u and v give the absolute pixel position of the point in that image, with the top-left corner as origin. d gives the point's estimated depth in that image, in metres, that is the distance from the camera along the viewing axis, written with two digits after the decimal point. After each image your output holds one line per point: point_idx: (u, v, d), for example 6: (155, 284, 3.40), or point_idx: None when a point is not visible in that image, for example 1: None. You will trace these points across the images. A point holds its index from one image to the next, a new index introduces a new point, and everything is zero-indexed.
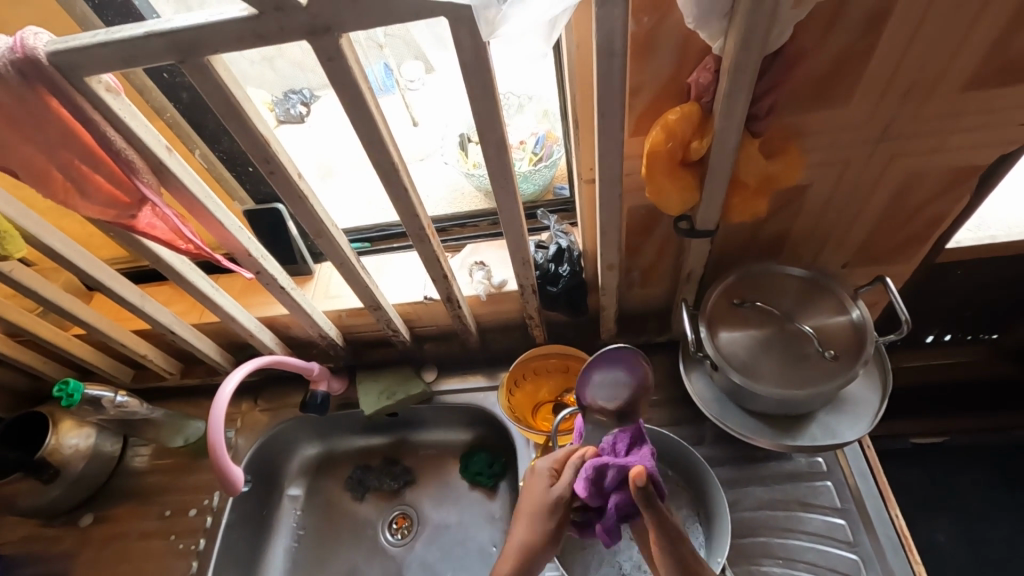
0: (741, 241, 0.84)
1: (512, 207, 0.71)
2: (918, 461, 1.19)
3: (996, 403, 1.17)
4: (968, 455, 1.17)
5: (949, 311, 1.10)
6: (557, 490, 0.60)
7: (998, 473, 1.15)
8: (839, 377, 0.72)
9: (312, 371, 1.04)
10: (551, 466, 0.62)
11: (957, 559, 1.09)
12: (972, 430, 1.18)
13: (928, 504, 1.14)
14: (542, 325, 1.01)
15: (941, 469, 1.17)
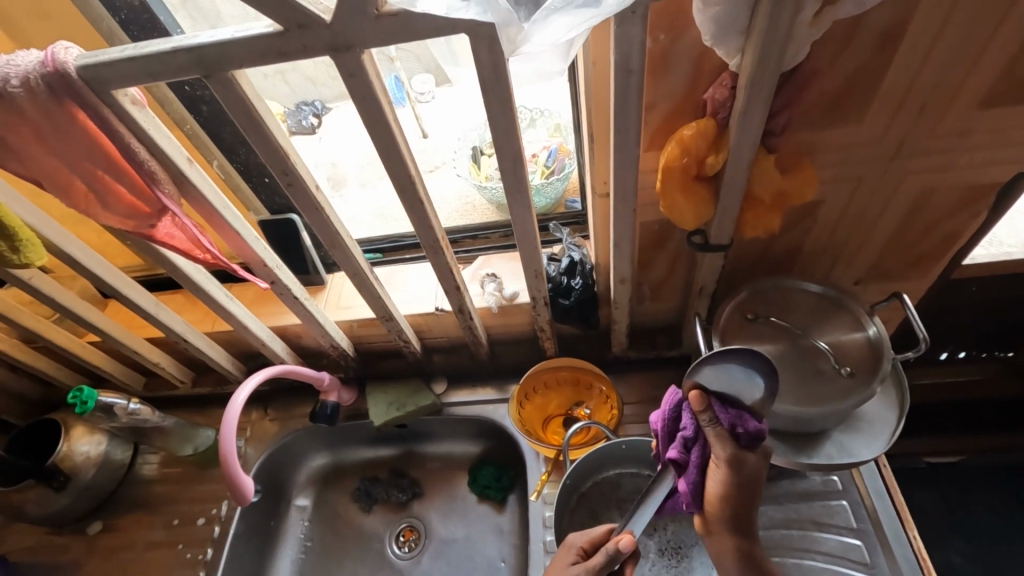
0: (753, 257, 0.84)
1: (526, 220, 0.72)
2: (932, 480, 1.17)
3: (1013, 423, 1.15)
4: (985, 475, 1.15)
5: (961, 327, 1.09)
6: (575, 568, 0.65)
7: (1015, 493, 1.13)
8: (856, 394, 0.71)
9: (323, 380, 1.04)
10: (580, 544, 0.70)
11: None
12: (988, 450, 1.16)
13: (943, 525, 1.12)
14: (554, 338, 1.00)
15: (956, 489, 1.15)
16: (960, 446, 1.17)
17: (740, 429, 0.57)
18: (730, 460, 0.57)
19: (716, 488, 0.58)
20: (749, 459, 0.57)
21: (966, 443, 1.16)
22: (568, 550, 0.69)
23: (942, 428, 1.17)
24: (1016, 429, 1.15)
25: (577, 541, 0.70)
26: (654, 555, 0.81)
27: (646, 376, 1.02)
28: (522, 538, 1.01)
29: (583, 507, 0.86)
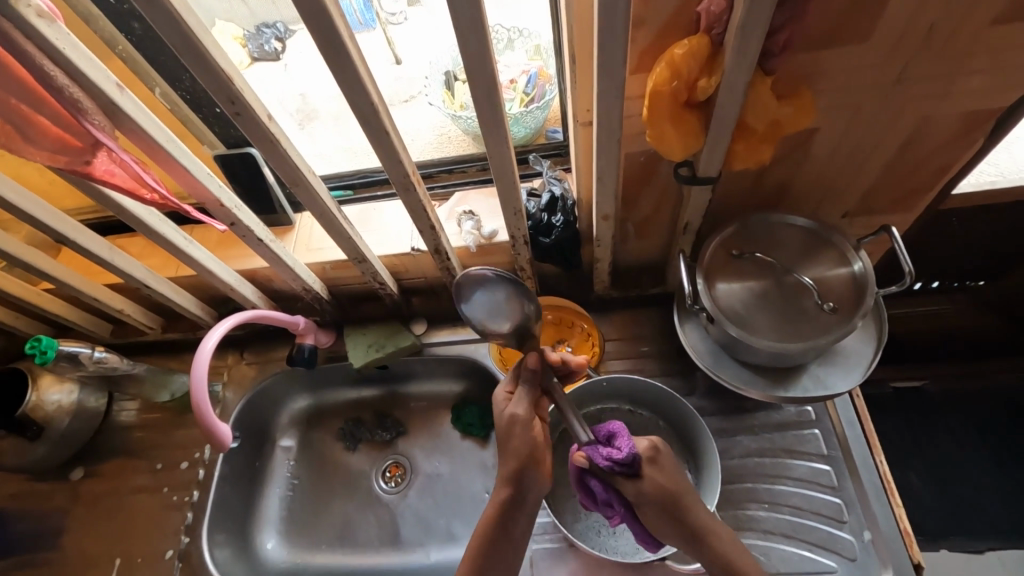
0: (742, 191, 0.80)
1: (502, 153, 0.66)
2: (898, 405, 1.20)
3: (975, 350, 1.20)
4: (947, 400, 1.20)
5: (935, 258, 1.11)
6: (509, 410, 0.70)
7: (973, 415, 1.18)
8: (837, 329, 0.70)
9: (298, 325, 1.01)
10: (508, 388, 0.73)
11: (927, 497, 1.13)
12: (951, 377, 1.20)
13: (905, 447, 1.17)
14: (535, 277, 0.98)
15: (917, 414, 1.18)
16: (925, 373, 1.21)
17: (615, 462, 0.63)
18: (635, 497, 0.64)
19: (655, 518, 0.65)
20: (644, 482, 0.63)
21: (931, 370, 1.20)
22: (500, 401, 0.72)
23: (908, 356, 1.22)
24: (977, 356, 1.20)
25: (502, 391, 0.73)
26: None
27: (628, 314, 1.01)
28: None
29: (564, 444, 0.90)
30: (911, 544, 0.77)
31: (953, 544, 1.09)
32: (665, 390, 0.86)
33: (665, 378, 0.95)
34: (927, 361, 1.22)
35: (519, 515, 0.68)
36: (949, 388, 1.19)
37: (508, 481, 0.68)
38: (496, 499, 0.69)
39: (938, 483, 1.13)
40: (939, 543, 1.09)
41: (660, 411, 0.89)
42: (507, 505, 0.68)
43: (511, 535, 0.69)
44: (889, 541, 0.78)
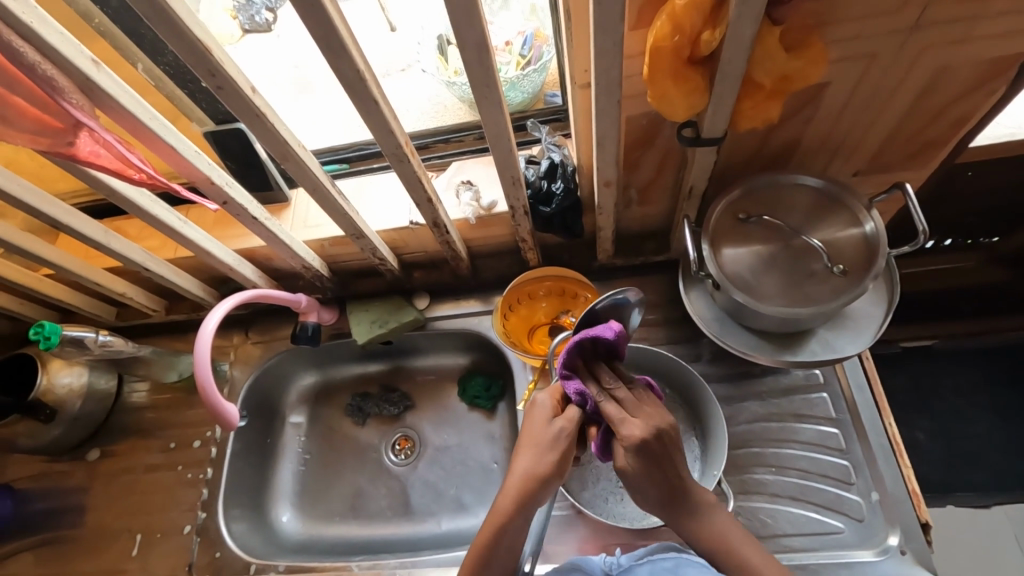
0: (747, 151, 0.77)
1: (497, 120, 0.63)
2: (906, 365, 1.20)
3: (985, 306, 1.18)
4: (954, 358, 1.19)
5: (944, 213, 1.09)
6: (560, 424, 0.66)
7: (982, 372, 1.17)
8: (846, 293, 0.69)
9: (300, 303, 1.01)
10: (551, 400, 0.68)
11: (932, 453, 1.13)
12: (959, 334, 1.19)
13: (912, 406, 1.17)
14: (536, 248, 0.96)
15: (926, 372, 1.18)
16: (932, 331, 1.20)
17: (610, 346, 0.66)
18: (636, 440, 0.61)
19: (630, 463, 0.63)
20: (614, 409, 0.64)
21: (940, 327, 1.19)
22: (540, 411, 0.68)
23: (916, 314, 1.20)
24: (985, 313, 1.19)
25: (546, 399, 0.68)
26: None
27: (632, 282, 1.00)
28: (512, 441, 1.05)
29: None
30: (919, 503, 0.77)
31: (959, 500, 1.09)
32: (672, 359, 0.85)
33: (671, 345, 0.94)
34: (935, 319, 1.20)
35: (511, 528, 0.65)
36: (955, 345, 1.18)
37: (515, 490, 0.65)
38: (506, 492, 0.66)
39: (945, 439, 1.14)
40: (945, 499, 1.10)
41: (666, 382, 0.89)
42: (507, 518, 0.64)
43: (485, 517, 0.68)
44: (897, 501, 0.78)
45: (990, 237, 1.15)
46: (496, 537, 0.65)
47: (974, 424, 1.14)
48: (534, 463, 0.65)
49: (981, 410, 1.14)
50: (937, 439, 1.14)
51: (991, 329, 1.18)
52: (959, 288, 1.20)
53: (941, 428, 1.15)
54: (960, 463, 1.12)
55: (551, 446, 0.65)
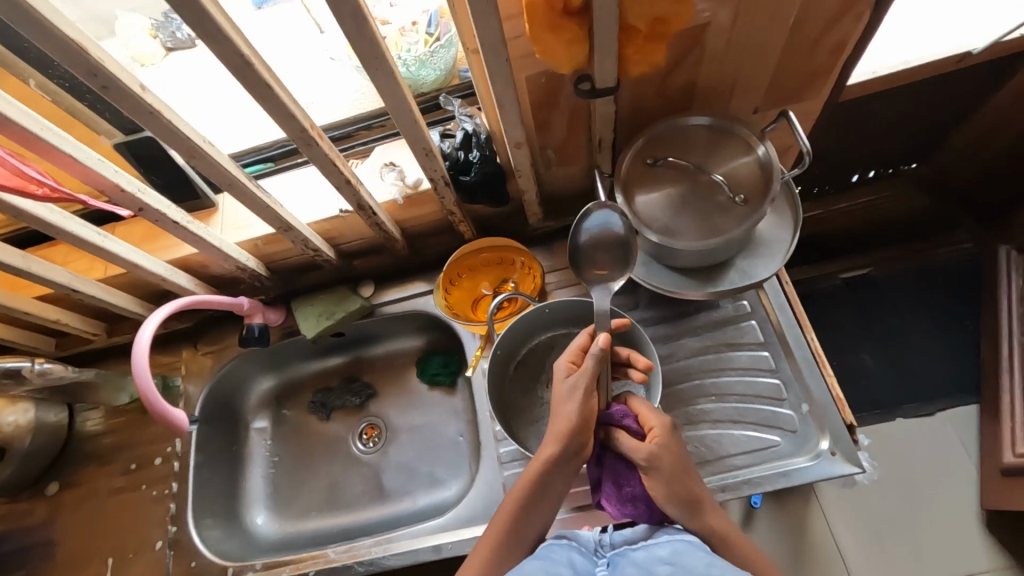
0: (650, 99, 0.81)
1: (395, 92, 0.64)
2: (851, 295, 1.34)
3: (914, 234, 1.33)
4: (885, 284, 1.34)
5: (851, 146, 1.18)
6: (572, 380, 0.69)
7: (931, 292, 1.31)
8: (749, 219, 0.73)
9: (242, 305, 1.01)
10: (567, 361, 0.73)
11: (881, 374, 1.28)
12: (894, 261, 1.34)
13: (855, 333, 1.32)
14: (468, 221, 0.97)
15: (872, 299, 1.33)
16: (868, 260, 1.35)
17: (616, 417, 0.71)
18: (647, 459, 0.66)
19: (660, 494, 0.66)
20: (662, 456, 0.66)
21: (873, 255, 1.35)
22: (558, 372, 0.72)
23: (854, 249, 1.36)
24: (916, 239, 1.34)
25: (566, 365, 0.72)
26: None
27: (568, 242, 1.03)
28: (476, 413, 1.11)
29: (523, 372, 0.95)
30: (843, 408, 0.82)
31: (907, 411, 1.25)
32: (608, 308, 0.89)
33: (610, 296, 0.98)
34: (866, 249, 1.36)
35: (554, 478, 0.68)
36: (891, 274, 1.34)
37: (555, 439, 0.67)
38: (542, 453, 0.68)
39: (891, 363, 1.29)
40: (895, 412, 1.25)
41: None
42: (549, 462, 0.67)
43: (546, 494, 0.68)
44: (825, 409, 0.83)
45: (910, 164, 1.27)
46: (523, 507, 0.68)
47: (914, 341, 1.30)
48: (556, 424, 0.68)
49: (919, 332, 1.30)
50: (885, 364, 1.29)
51: (916, 252, 1.33)
52: (882, 220, 1.32)
53: (888, 356, 1.29)
54: (909, 375, 1.27)
55: (587, 401, 0.68)
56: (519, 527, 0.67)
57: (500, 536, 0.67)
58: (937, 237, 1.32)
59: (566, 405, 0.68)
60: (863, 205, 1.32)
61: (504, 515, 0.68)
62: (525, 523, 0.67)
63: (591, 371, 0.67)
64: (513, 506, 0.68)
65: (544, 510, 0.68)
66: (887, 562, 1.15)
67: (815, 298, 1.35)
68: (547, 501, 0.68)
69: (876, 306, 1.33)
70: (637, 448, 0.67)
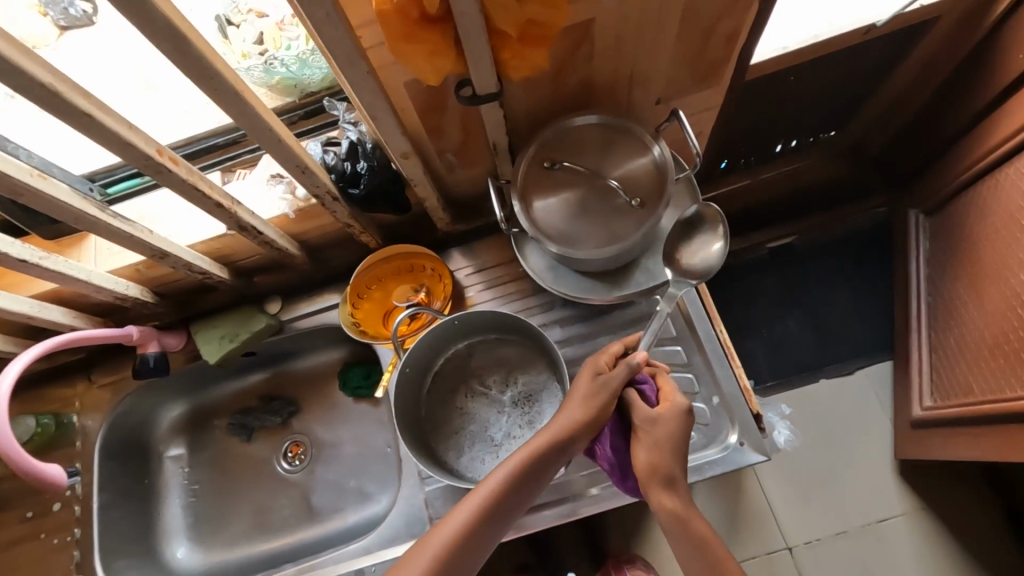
0: (544, 99, 0.77)
1: (246, 112, 0.57)
2: (775, 266, 1.36)
3: (832, 202, 1.36)
4: (807, 250, 1.37)
5: (766, 124, 1.18)
6: (604, 378, 0.71)
7: (850, 260, 1.35)
8: (645, 224, 0.71)
9: (131, 336, 0.92)
10: (603, 361, 0.73)
11: (803, 339, 1.32)
12: (813, 228, 1.36)
13: (779, 300, 1.34)
14: (371, 230, 0.91)
15: (790, 268, 1.35)
16: (792, 229, 1.36)
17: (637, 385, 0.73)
18: (643, 419, 0.70)
19: (642, 456, 0.69)
20: (659, 423, 0.70)
21: (795, 225, 1.36)
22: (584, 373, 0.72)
23: (774, 219, 1.37)
24: (835, 206, 1.36)
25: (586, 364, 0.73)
26: (509, 408, 0.90)
27: (483, 243, 0.99)
28: None
29: (440, 385, 0.92)
30: (750, 398, 0.85)
31: (830, 371, 1.30)
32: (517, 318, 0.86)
33: (528, 298, 0.95)
34: (790, 219, 1.37)
35: (557, 458, 0.69)
36: (814, 240, 1.36)
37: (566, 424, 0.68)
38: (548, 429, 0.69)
39: (814, 327, 1.32)
40: (815, 376, 1.30)
41: (523, 337, 0.91)
42: (556, 442, 0.68)
43: (538, 473, 0.69)
44: (734, 400, 0.85)
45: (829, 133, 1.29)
46: (514, 480, 0.68)
47: (833, 303, 1.33)
48: (572, 411, 0.69)
49: (839, 291, 1.33)
50: (807, 329, 1.32)
51: (836, 219, 1.35)
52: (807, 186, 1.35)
53: (811, 321, 1.33)
54: (832, 338, 1.32)
55: (602, 403, 0.69)
56: (504, 498, 0.67)
57: (483, 506, 0.67)
58: (856, 201, 1.35)
59: (586, 400, 0.69)
60: (784, 175, 1.33)
61: (473, 501, 0.67)
62: (509, 497, 0.68)
63: (623, 374, 0.70)
64: (505, 480, 0.67)
65: (530, 489, 0.69)
66: (812, 515, 1.22)
67: (741, 270, 1.37)
68: (533, 484, 0.69)
69: (795, 273, 1.35)
70: (643, 419, 0.70)
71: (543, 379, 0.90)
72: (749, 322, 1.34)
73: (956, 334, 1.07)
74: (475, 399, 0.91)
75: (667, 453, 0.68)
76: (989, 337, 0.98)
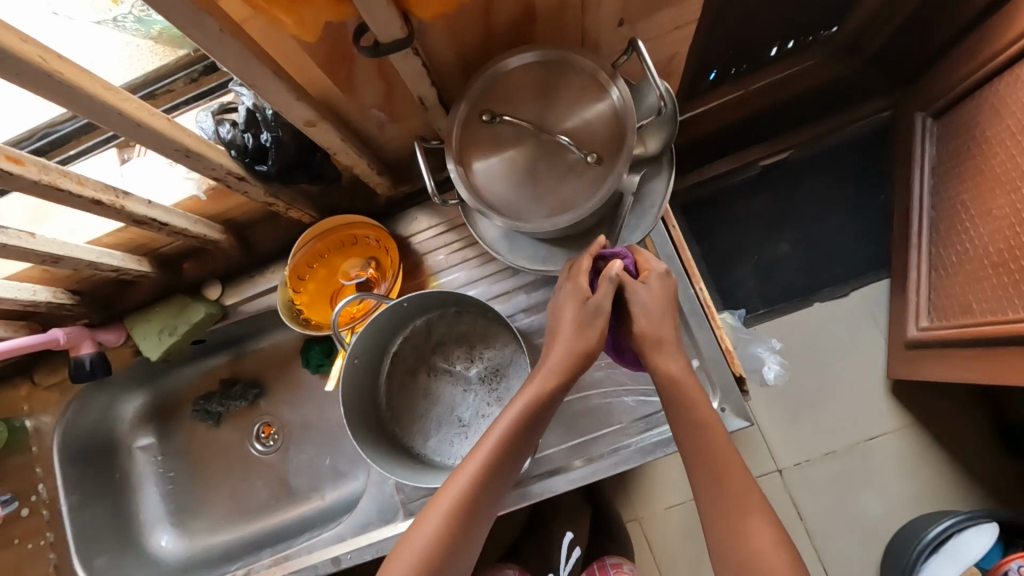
0: (475, 37, 0.62)
1: (76, 99, 0.45)
2: (767, 184, 1.23)
3: (830, 107, 1.19)
4: (802, 167, 1.22)
5: (753, 29, 1.01)
6: (589, 300, 0.64)
7: (847, 171, 1.22)
8: (603, 186, 0.60)
9: (58, 340, 0.85)
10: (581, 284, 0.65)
11: (795, 261, 1.21)
12: (812, 140, 1.20)
13: (773, 223, 1.22)
14: (301, 204, 0.80)
15: (785, 189, 1.22)
16: (790, 143, 1.20)
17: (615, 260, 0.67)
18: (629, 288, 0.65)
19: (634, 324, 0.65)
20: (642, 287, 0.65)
21: (792, 139, 1.20)
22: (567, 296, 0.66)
23: (768, 135, 1.20)
24: (833, 114, 1.19)
25: (566, 282, 0.67)
26: (476, 385, 0.83)
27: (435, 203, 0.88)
28: None
29: (400, 366, 0.86)
30: (731, 360, 0.79)
31: (824, 295, 1.20)
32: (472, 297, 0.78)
33: (488, 263, 0.85)
34: (788, 132, 1.20)
35: (548, 407, 0.64)
36: (810, 154, 1.21)
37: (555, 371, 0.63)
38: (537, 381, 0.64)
39: (806, 244, 1.21)
40: (810, 299, 1.20)
41: (482, 309, 0.82)
42: (546, 393, 0.63)
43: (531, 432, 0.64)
44: (716, 362, 0.78)
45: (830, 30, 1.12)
46: (509, 445, 0.63)
47: (829, 222, 1.22)
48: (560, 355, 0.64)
49: (835, 210, 1.22)
50: (801, 245, 1.21)
51: (840, 128, 1.19)
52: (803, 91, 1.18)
53: (806, 240, 1.21)
54: (823, 259, 1.21)
55: (594, 332, 0.64)
56: (499, 468, 0.62)
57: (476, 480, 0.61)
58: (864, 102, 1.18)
59: (575, 339, 0.64)
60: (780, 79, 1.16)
61: (453, 489, 0.61)
62: (503, 464, 0.63)
63: (605, 292, 0.63)
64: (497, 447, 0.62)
65: (523, 452, 0.64)
66: (798, 437, 1.15)
67: (730, 194, 1.23)
68: (527, 445, 0.64)
69: (786, 191, 1.23)
70: (627, 287, 0.65)
71: (509, 352, 0.82)
72: (736, 248, 1.23)
73: (959, 250, 0.96)
74: (439, 378, 0.85)
75: (659, 315, 0.65)
76: (995, 252, 0.87)
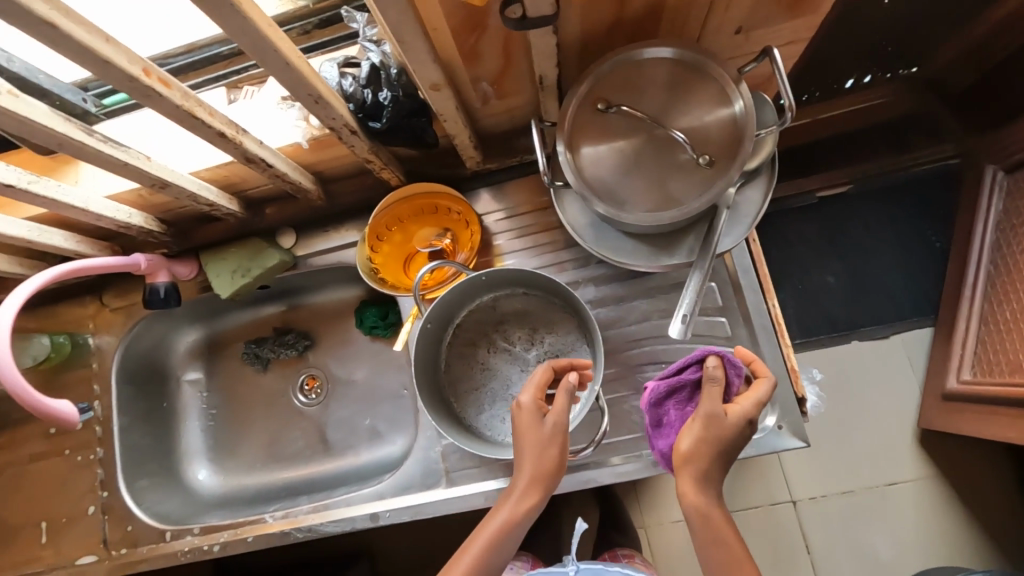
0: (604, 24, 0.63)
1: (244, 31, 0.47)
2: (819, 211, 1.21)
3: (903, 138, 1.17)
4: (868, 197, 1.20)
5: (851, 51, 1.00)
6: (550, 422, 0.66)
7: (901, 209, 1.18)
8: (711, 187, 0.61)
9: (138, 265, 0.88)
10: (534, 399, 0.67)
11: (841, 289, 1.19)
12: (876, 173, 1.18)
13: (825, 250, 1.20)
14: (392, 165, 0.82)
15: (839, 219, 1.20)
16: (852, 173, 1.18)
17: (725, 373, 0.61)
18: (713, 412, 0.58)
19: (687, 442, 0.59)
20: (727, 422, 0.59)
21: (860, 168, 1.18)
22: (525, 412, 0.66)
23: (838, 159, 1.18)
24: (905, 147, 1.17)
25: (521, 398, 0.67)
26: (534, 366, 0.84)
27: (515, 185, 0.89)
28: None
29: (461, 338, 0.87)
30: (795, 380, 0.79)
31: (864, 333, 1.18)
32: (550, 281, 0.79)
33: (561, 250, 0.87)
34: (854, 162, 1.18)
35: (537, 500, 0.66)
36: (880, 186, 1.20)
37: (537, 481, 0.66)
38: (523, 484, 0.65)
39: (854, 276, 1.19)
40: (853, 333, 1.18)
41: (552, 293, 0.83)
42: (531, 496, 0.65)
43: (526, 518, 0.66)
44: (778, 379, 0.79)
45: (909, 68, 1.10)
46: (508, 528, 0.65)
47: (879, 260, 1.18)
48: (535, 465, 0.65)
49: (880, 249, 1.18)
50: (847, 277, 1.19)
51: (908, 166, 1.18)
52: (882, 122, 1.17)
53: (853, 273, 1.19)
54: (870, 297, 1.18)
55: (554, 451, 0.65)
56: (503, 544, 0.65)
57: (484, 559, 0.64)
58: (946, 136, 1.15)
59: (547, 451, 0.66)
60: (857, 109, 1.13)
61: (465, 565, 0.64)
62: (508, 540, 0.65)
63: (564, 409, 0.65)
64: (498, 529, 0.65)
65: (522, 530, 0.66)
66: (823, 470, 1.15)
67: (793, 215, 1.22)
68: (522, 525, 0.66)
69: (838, 222, 1.20)
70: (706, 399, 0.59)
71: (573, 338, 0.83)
72: (788, 266, 1.21)
73: (1012, 306, 0.93)
74: (497, 355, 0.86)
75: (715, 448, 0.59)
76: None
